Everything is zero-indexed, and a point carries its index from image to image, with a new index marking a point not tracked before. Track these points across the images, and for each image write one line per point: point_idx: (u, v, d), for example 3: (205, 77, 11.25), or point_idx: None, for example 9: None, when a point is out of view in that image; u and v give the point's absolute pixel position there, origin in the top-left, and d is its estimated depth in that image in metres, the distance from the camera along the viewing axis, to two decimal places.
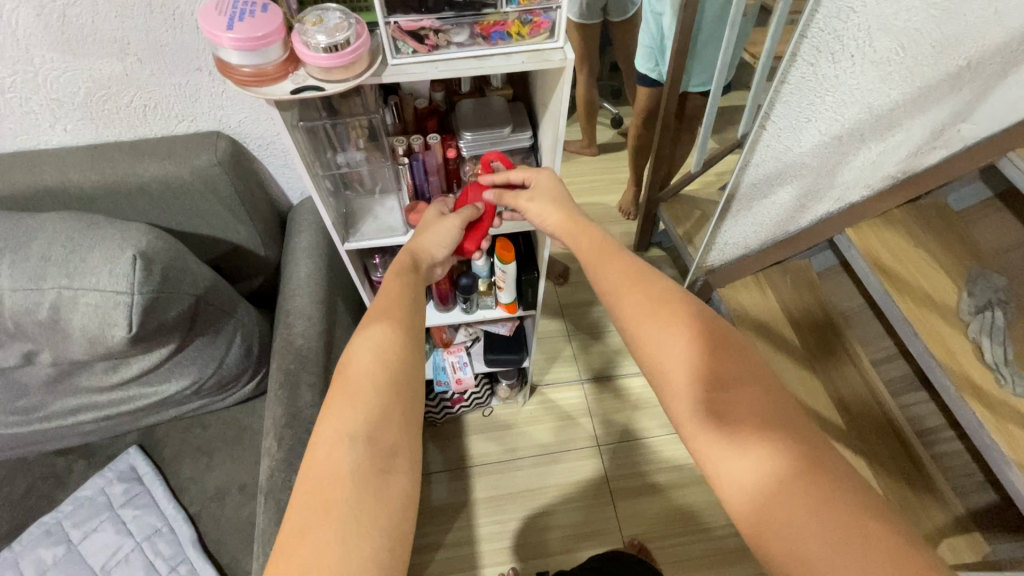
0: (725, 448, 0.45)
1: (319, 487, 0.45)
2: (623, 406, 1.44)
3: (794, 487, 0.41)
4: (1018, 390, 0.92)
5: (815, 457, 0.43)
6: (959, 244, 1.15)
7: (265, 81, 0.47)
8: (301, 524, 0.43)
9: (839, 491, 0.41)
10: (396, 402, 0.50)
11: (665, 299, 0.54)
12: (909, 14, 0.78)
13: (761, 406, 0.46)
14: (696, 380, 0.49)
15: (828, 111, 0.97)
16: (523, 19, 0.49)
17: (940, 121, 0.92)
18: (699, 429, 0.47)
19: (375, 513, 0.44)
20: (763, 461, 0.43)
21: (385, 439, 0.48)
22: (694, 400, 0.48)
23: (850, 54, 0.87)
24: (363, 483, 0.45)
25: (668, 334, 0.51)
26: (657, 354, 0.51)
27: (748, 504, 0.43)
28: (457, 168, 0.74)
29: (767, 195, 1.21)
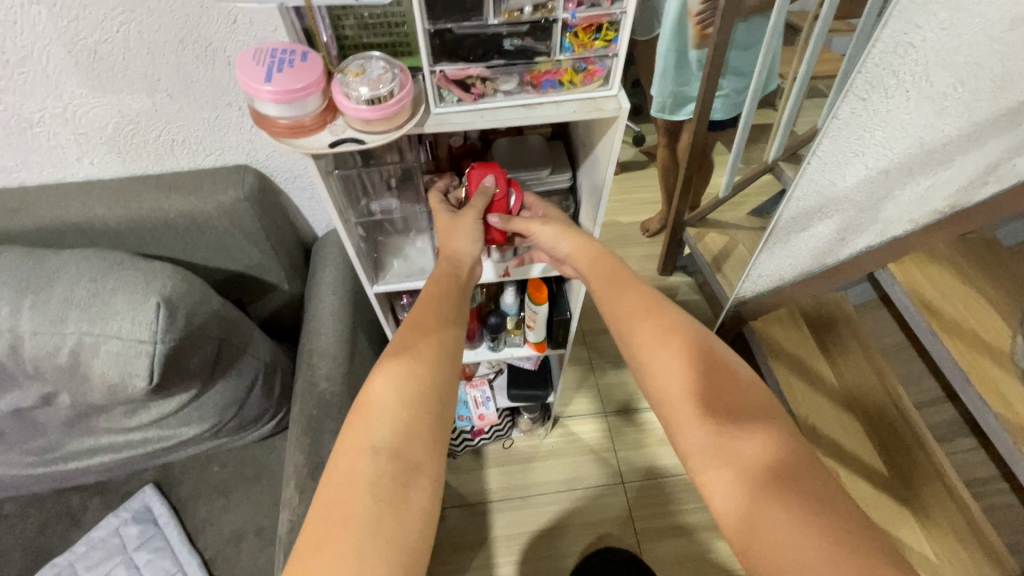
0: (721, 472, 0.46)
1: (339, 501, 0.44)
2: (648, 441, 1.39)
3: (788, 515, 0.42)
4: None
5: (814, 488, 0.43)
6: (1011, 282, 1.08)
7: (302, 133, 0.44)
8: (319, 533, 0.42)
9: (838, 529, 0.41)
10: (421, 419, 0.49)
11: (674, 328, 0.55)
12: (971, 48, 0.73)
13: (763, 433, 0.47)
14: (702, 410, 0.49)
15: (875, 147, 0.93)
16: (576, 66, 0.46)
17: (993, 156, 0.82)
18: (702, 455, 0.48)
19: (395, 526, 0.43)
20: (760, 488, 0.44)
21: (407, 454, 0.47)
22: (692, 422, 0.49)
23: (905, 89, 0.82)
24: (385, 499, 0.44)
25: (674, 361, 0.52)
26: (658, 377, 0.52)
27: (746, 535, 0.43)
28: None
29: (805, 228, 1.17)
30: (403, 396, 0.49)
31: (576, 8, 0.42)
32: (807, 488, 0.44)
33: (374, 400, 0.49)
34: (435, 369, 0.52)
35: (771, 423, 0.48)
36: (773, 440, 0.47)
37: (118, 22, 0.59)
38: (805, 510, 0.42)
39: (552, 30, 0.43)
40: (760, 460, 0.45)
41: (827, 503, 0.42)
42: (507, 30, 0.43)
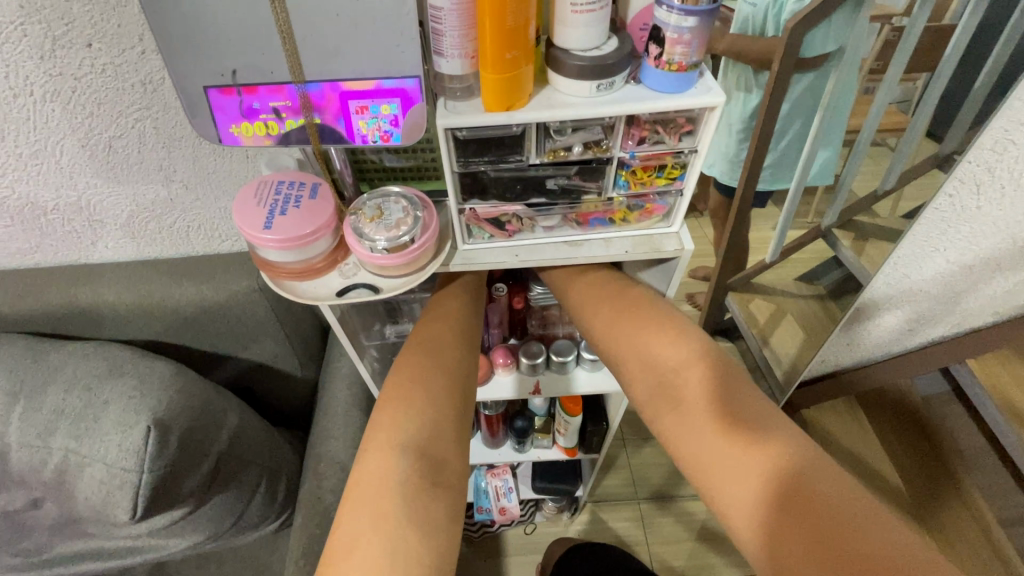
0: (737, 479, 0.43)
1: (367, 519, 0.40)
2: (685, 535, 1.26)
3: (803, 497, 0.41)
4: None
5: (836, 499, 0.40)
6: None
7: (308, 276, 0.38)
8: (351, 538, 0.40)
9: (849, 502, 0.40)
10: (433, 402, 0.46)
11: (660, 313, 0.51)
12: None
13: (777, 435, 0.44)
14: (704, 395, 0.46)
15: (970, 251, 0.81)
16: (631, 204, 0.39)
17: None
18: (709, 441, 0.45)
19: (424, 528, 0.40)
20: (772, 467, 0.42)
21: (431, 448, 0.44)
22: (708, 424, 0.45)
23: (1001, 185, 0.72)
24: (412, 498, 0.41)
25: (671, 345, 0.49)
26: (662, 377, 0.48)
27: (759, 521, 0.41)
28: (524, 318, 0.65)
29: (871, 317, 1.04)
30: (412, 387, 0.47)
31: (636, 146, 0.34)
32: (829, 497, 0.40)
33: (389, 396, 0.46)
34: (450, 357, 0.49)
35: (785, 423, 0.45)
36: (789, 444, 0.43)
37: (134, 119, 0.55)
38: (826, 523, 0.39)
39: (606, 170, 0.36)
40: (778, 451, 0.43)
41: (852, 516, 0.39)
42: (552, 170, 0.36)
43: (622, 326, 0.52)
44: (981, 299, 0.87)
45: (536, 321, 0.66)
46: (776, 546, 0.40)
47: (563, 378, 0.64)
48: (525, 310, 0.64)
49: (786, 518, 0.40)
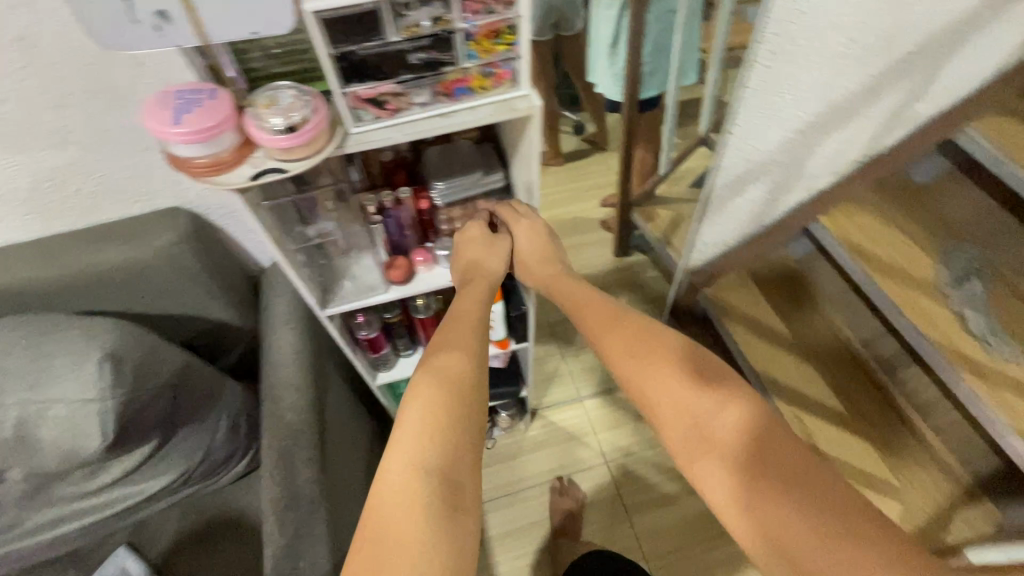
0: (711, 465, 0.56)
1: (398, 531, 0.52)
2: (624, 417, 1.43)
3: (761, 476, 0.53)
4: (1005, 356, 0.91)
5: (787, 467, 0.53)
6: (923, 212, 1.13)
7: (221, 169, 0.44)
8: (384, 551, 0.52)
9: (795, 475, 0.53)
10: (452, 437, 0.59)
11: (649, 337, 0.66)
12: (856, 10, 0.80)
13: (745, 420, 0.57)
14: (684, 398, 0.60)
15: (782, 111, 0.99)
16: (484, 72, 0.48)
17: (896, 103, 0.88)
18: (687, 439, 0.58)
19: (450, 541, 0.52)
20: (733, 452, 0.56)
21: (455, 475, 0.57)
22: (687, 423, 0.59)
23: (805, 53, 0.88)
24: (439, 514, 0.53)
25: (656, 363, 0.63)
26: (654, 387, 0.63)
27: (730, 496, 0.54)
28: (432, 218, 0.73)
29: (739, 193, 1.21)
30: (438, 424, 0.59)
31: (474, 17, 0.44)
32: (775, 469, 0.53)
33: (412, 440, 0.58)
34: (469, 406, 0.61)
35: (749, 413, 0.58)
36: (750, 430, 0.56)
37: (15, 79, 0.57)
38: (788, 489, 0.52)
39: (454, 41, 0.45)
40: (740, 438, 0.56)
41: (801, 483, 0.52)
42: (410, 45, 0.44)
43: (619, 348, 0.67)
44: (818, 164, 1.04)
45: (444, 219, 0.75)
46: (743, 515, 0.53)
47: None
48: (432, 210, 0.72)
49: (749, 483, 0.53)
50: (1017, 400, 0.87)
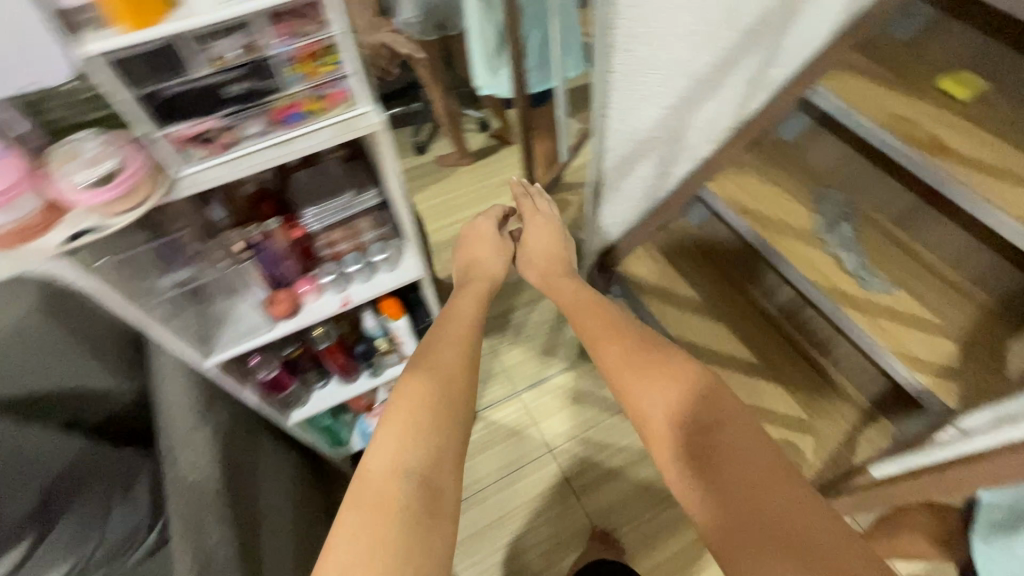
0: (682, 479, 0.71)
1: (375, 534, 0.68)
2: (561, 404, 1.49)
3: (739, 500, 0.65)
4: (873, 286, 1.13)
5: (741, 478, 0.67)
6: (799, 170, 1.32)
7: (32, 231, 0.51)
8: (356, 524, 0.69)
9: (757, 498, 0.65)
10: (440, 462, 0.76)
11: (645, 369, 0.83)
12: None
13: (729, 443, 0.70)
14: (677, 426, 0.75)
15: (649, 90, 1.03)
16: (312, 97, 0.61)
17: (745, 74, 1.15)
18: (673, 454, 0.74)
19: (406, 545, 0.67)
20: (695, 469, 0.70)
21: (431, 478, 0.75)
22: (672, 438, 0.75)
23: (660, 36, 0.93)
24: (407, 522, 0.69)
25: (656, 389, 0.80)
26: (647, 409, 0.79)
27: (695, 505, 0.69)
28: (306, 243, 0.80)
29: (629, 173, 1.26)
30: (427, 436, 0.78)
31: (284, 43, 0.55)
32: (742, 487, 0.66)
33: (383, 467, 0.74)
34: (439, 442, 0.78)
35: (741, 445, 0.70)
36: (738, 456, 0.69)
37: None
38: (762, 519, 0.63)
39: (266, 67, 0.57)
40: (740, 464, 0.68)
41: (762, 506, 0.64)
42: (228, 78, 0.56)
43: (632, 377, 0.83)
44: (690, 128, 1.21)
45: (320, 240, 0.82)
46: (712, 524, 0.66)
47: (363, 286, 0.82)
48: (305, 236, 0.80)
49: (736, 507, 0.65)
50: (889, 324, 1.09)
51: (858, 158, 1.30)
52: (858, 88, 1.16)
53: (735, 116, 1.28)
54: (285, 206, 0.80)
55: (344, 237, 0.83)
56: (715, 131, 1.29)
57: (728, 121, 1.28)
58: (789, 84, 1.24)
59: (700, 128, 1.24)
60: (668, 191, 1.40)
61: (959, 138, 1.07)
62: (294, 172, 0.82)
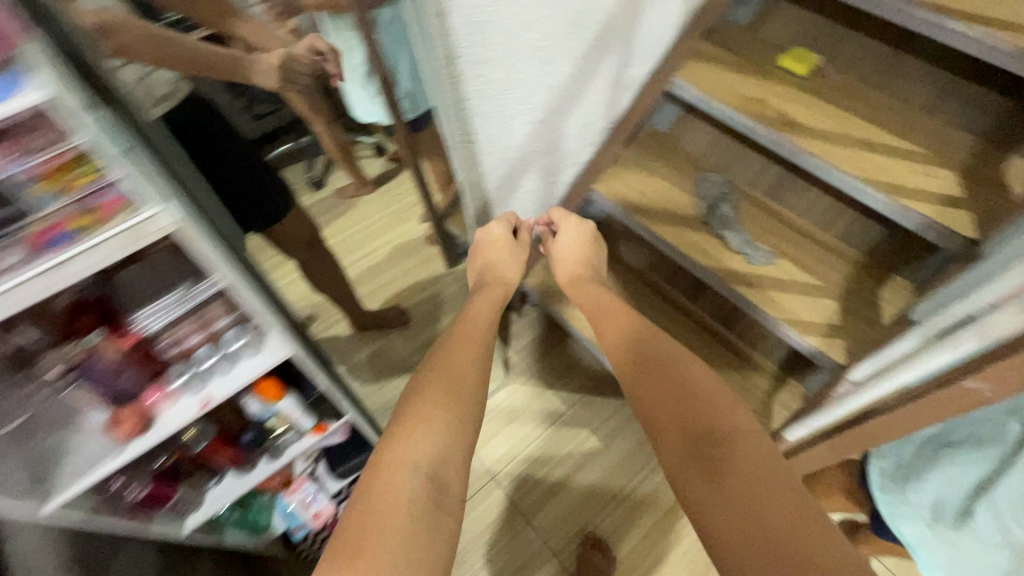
0: (687, 473, 0.78)
1: (378, 518, 0.77)
2: (498, 425, 1.47)
3: (743, 504, 0.72)
4: (759, 260, 1.20)
5: (728, 457, 0.78)
6: (677, 158, 1.38)
7: None
8: (359, 513, 0.78)
9: (753, 500, 0.72)
10: (450, 453, 0.88)
11: (658, 372, 0.94)
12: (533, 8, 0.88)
13: (734, 446, 0.79)
14: (687, 424, 0.84)
15: (512, 109, 1.03)
16: (84, 213, 0.68)
17: (605, 77, 1.18)
18: (674, 453, 0.82)
19: (412, 525, 0.77)
20: (702, 472, 0.77)
21: (437, 470, 0.85)
22: (679, 431, 0.84)
23: (509, 55, 0.92)
24: (413, 506, 0.79)
25: (665, 392, 0.90)
26: (656, 404, 0.89)
27: (693, 503, 0.75)
28: (141, 348, 0.87)
29: (514, 188, 1.25)
30: (436, 424, 0.90)
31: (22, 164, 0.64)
32: (747, 489, 0.73)
33: (390, 460, 0.84)
34: (454, 438, 0.89)
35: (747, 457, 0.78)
36: (743, 462, 0.77)
37: None
38: (758, 516, 0.70)
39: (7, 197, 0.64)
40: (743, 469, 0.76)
41: (754, 505, 0.71)
42: None
43: (642, 378, 0.95)
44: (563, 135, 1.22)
45: (158, 341, 0.90)
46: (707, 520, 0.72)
47: (220, 380, 0.93)
48: (135, 341, 0.87)
49: (734, 504, 0.72)
50: (775, 295, 1.16)
51: (725, 139, 1.38)
52: (712, 76, 1.23)
53: (608, 118, 1.31)
54: (116, 322, 0.86)
55: (181, 330, 0.90)
56: (591, 135, 1.31)
57: (601, 123, 1.31)
58: (650, 80, 1.29)
59: (574, 133, 1.26)
60: (558, 197, 1.41)
61: (805, 111, 1.16)
62: (122, 278, 0.86)
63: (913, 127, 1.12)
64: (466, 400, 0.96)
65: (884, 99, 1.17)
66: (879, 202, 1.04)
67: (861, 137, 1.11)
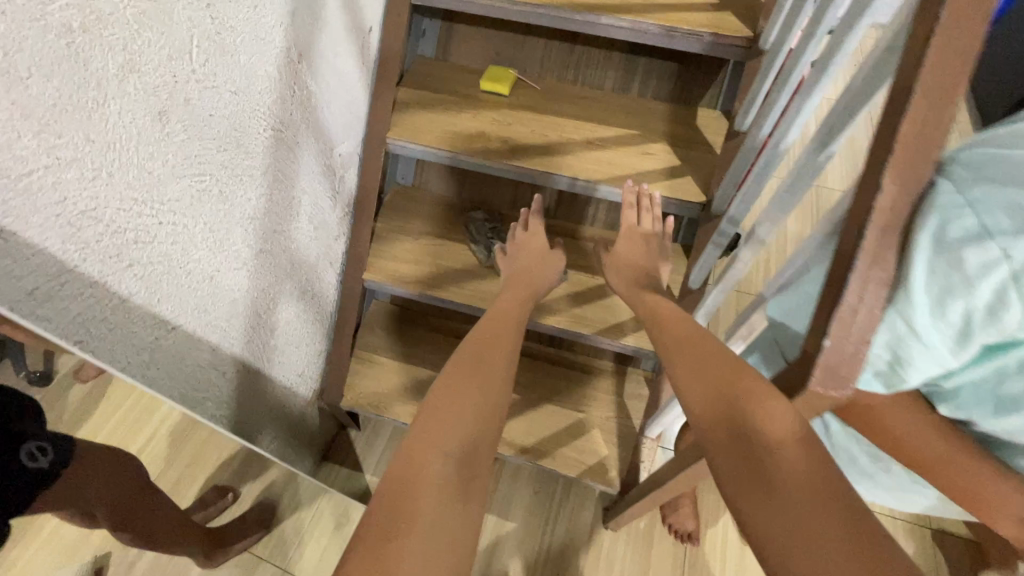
0: (741, 472, 0.61)
1: (408, 508, 0.64)
2: None
3: (810, 520, 0.55)
4: (552, 284, 1.19)
5: (778, 461, 0.59)
6: (436, 211, 1.33)
7: None
8: (379, 505, 0.65)
9: (821, 526, 0.54)
10: (478, 449, 0.74)
11: (703, 345, 0.78)
12: (161, 158, 0.67)
13: (792, 456, 0.60)
14: (744, 401, 0.65)
15: (207, 269, 0.80)
16: None
17: (313, 172, 1.01)
18: (730, 452, 0.64)
19: (431, 514, 0.64)
20: (766, 484, 0.59)
21: (467, 461, 0.71)
22: (725, 420, 0.66)
23: (163, 219, 0.70)
24: (441, 496, 0.66)
25: (715, 368, 0.72)
26: (710, 377, 0.71)
27: (764, 531, 0.56)
28: None
29: (275, 327, 1.03)
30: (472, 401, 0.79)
31: None
32: (810, 511, 0.55)
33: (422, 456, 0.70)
34: (476, 424, 0.77)
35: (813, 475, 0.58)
36: (804, 478, 0.58)
37: None
38: (823, 547, 0.52)
39: None
40: (810, 487, 0.57)
41: (819, 534, 0.53)
42: None
43: (685, 356, 0.77)
44: (300, 246, 1.04)
45: None
46: (769, 545, 0.55)
47: None
48: None
49: (798, 524, 0.55)
50: (578, 312, 1.16)
51: (471, 174, 1.33)
52: (427, 124, 1.16)
53: (341, 206, 1.15)
54: None
55: None
56: (332, 232, 1.14)
57: (337, 215, 1.14)
58: (366, 150, 1.17)
59: (310, 241, 1.07)
60: (333, 301, 1.23)
61: (526, 131, 1.15)
62: None
63: (619, 113, 1.18)
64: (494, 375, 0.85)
65: (586, 95, 1.22)
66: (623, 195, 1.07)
67: (583, 139, 1.13)
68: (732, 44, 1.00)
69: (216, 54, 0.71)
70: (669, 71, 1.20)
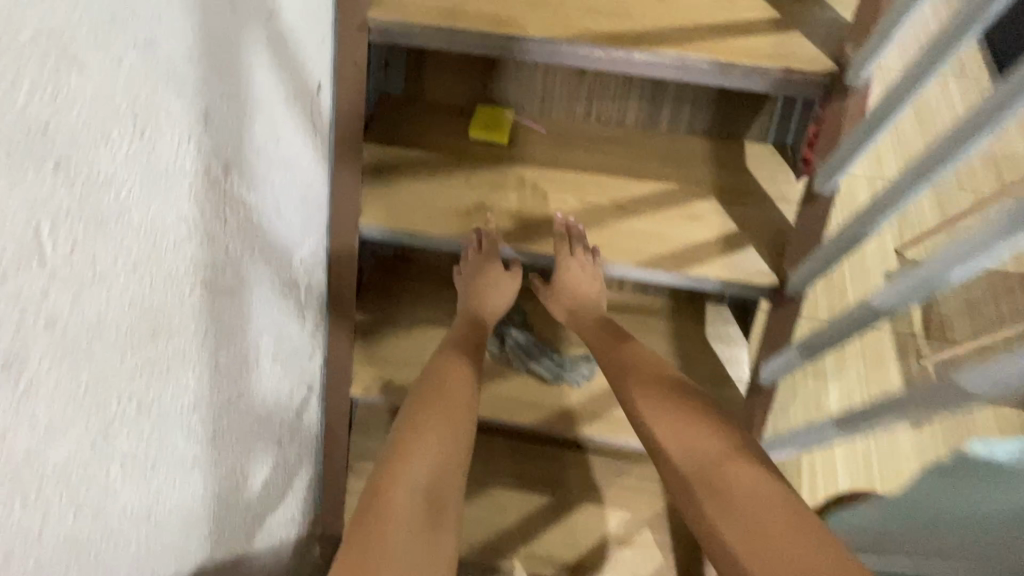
0: (689, 482, 0.65)
1: (379, 548, 0.58)
2: None
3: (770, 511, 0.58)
4: (583, 378, 0.98)
5: (730, 471, 0.63)
6: (429, 290, 1.09)
7: None
8: (351, 547, 0.58)
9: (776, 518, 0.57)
10: (449, 465, 0.69)
11: (642, 364, 0.81)
12: (27, 423, 0.42)
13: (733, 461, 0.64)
14: (688, 425, 0.70)
15: (140, 507, 0.57)
16: None
17: (270, 299, 0.76)
18: (679, 470, 0.67)
19: (410, 548, 0.58)
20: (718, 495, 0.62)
21: (437, 484, 0.66)
22: (667, 433, 0.70)
23: (51, 496, 0.46)
24: (416, 527, 0.60)
25: (656, 389, 0.76)
26: (651, 397, 0.75)
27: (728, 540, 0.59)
28: None
29: (249, 497, 0.80)
30: (440, 425, 0.72)
31: None
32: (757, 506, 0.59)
33: (395, 484, 0.64)
34: (445, 440, 0.71)
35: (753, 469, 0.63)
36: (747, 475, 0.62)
37: None
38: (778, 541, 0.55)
39: None
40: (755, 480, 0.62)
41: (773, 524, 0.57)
42: None
43: (629, 376, 0.80)
44: (268, 392, 0.80)
45: None
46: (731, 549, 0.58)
47: None
48: None
49: (750, 521, 0.58)
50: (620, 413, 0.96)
51: None
52: (407, 200, 0.90)
53: (312, 319, 0.90)
54: None
55: None
56: (305, 353, 0.89)
57: (309, 330, 0.89)
58: (335, 240, 0.90)
59: (281, 380, 0.83)
60: (318, 424, 1.00)
61: (536, 198, 0.90)
62: None
63: (649, 159, 0.95)
64: (451, 388, 0.78)
65: (603, 136, 0.96)
66: (668, 280, 0.84)
67: (611, 201, 0.90)
68: (808, 83, 0.75)
69: (89, 233, 0.45)
70: (706, 98, 0.95)
